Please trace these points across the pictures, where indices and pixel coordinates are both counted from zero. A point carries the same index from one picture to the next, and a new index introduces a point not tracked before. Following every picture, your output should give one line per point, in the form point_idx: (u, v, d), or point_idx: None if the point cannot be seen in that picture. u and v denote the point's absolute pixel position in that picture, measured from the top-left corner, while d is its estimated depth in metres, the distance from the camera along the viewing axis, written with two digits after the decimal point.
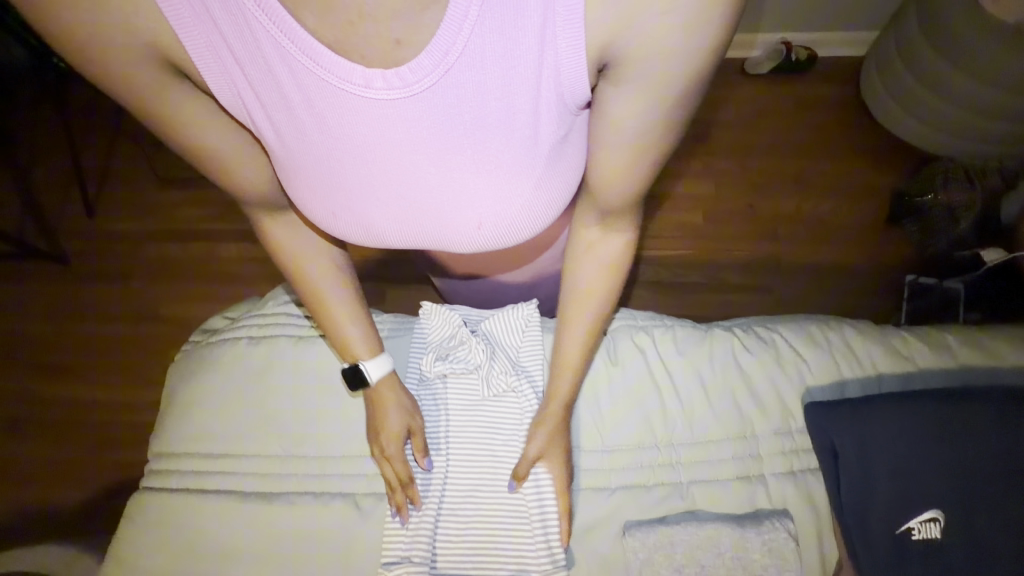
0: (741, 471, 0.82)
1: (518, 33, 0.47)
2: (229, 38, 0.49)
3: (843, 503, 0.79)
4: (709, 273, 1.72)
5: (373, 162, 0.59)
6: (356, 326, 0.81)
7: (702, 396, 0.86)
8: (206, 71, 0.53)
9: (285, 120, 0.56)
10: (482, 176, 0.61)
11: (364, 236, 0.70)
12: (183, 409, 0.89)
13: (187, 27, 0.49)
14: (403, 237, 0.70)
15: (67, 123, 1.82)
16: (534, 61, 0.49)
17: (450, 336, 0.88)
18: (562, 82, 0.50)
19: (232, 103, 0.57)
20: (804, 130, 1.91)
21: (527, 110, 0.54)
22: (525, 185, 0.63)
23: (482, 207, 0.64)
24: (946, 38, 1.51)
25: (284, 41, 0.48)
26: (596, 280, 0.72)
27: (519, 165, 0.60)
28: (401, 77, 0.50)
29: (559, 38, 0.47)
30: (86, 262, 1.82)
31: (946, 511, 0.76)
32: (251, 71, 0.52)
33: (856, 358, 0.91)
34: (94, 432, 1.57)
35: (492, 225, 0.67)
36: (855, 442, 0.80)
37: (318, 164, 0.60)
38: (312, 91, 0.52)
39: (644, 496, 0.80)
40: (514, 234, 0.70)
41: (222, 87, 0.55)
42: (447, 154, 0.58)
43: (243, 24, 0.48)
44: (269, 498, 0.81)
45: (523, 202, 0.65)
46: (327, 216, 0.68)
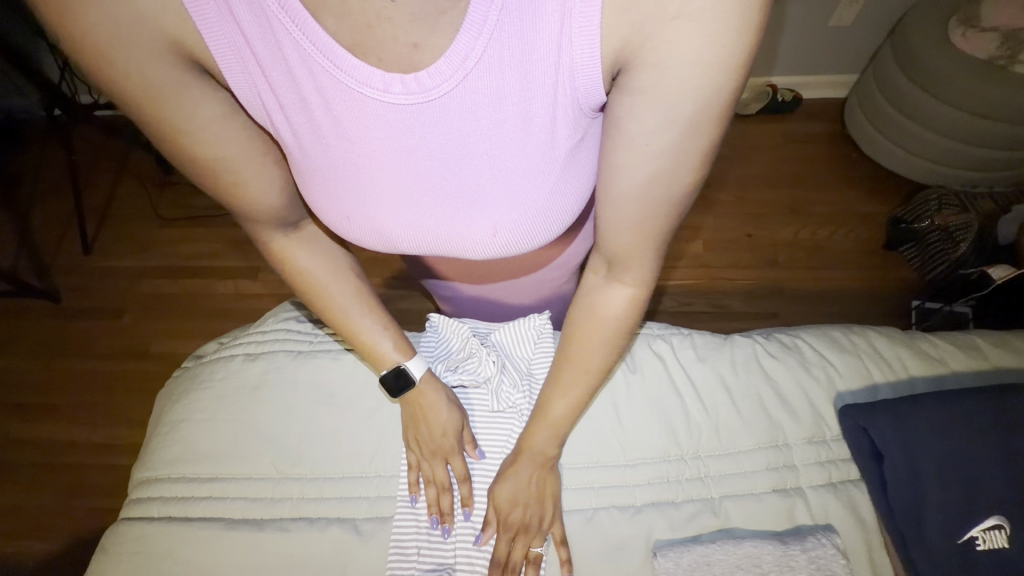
0: (777, 483, 0.76)
1: (536, 33, 0.45)
2: (253, 41, 0.49)
3: (894, 507, 0.73)
4: (710, 298, 1.74)
5: (388, 167, 0.58)
6: (378, 330, 0.78)
7: (726, 402, 0.81)
8: (229, 71, 0.52)
9: (303, 122, 0.55)
10: (501, 181, 0.58)
11: (376, 241, 0.68)
12: (175, 430, 0.85)
13: (211, 27, 0.48)
14: (415, 244, 0.68)
15: (71, 167, 1.87)
16: (554, 62, 0.47)
17: (461, 351, 0.85)
18: (576, 87, 0.48)
19: (252, 104, 0.56)
20: (795, 161, 1.99)
21: (543, 115, 0.51)
22: (540, 190, 0.60)
23: (498, 212, 0.62)
24: (926, 77, 1.61)
25: (305, 43, 0.47)
26: (599, 335, 0.66)
27: (538, 168, 0.57)
28: (419, 82, 0.49)
29: (575, 43, 0.45)
30: (79, 299, 1.83)
31: (1010, 517, 0.69)
32: (273, 72, 0.51)
33: (886, 361, 0.86)
34: (79, 473, 1.56)
35: (507, 232, 0.64)
36: (900, 444, 0.74)
37: (333, 169, 0.59)
38: (330, 93, 0.51)
39: (672, 510, 0.74)
40: (529, 242, 0.67)
41: (242, 85, 0.53)
42: (464, 159, 0.56)
43: (267, 25, 0.47)
44: (261, 524, 0.76)
45: (539, 208, 0.62)
46: (340, 220, 0.66)
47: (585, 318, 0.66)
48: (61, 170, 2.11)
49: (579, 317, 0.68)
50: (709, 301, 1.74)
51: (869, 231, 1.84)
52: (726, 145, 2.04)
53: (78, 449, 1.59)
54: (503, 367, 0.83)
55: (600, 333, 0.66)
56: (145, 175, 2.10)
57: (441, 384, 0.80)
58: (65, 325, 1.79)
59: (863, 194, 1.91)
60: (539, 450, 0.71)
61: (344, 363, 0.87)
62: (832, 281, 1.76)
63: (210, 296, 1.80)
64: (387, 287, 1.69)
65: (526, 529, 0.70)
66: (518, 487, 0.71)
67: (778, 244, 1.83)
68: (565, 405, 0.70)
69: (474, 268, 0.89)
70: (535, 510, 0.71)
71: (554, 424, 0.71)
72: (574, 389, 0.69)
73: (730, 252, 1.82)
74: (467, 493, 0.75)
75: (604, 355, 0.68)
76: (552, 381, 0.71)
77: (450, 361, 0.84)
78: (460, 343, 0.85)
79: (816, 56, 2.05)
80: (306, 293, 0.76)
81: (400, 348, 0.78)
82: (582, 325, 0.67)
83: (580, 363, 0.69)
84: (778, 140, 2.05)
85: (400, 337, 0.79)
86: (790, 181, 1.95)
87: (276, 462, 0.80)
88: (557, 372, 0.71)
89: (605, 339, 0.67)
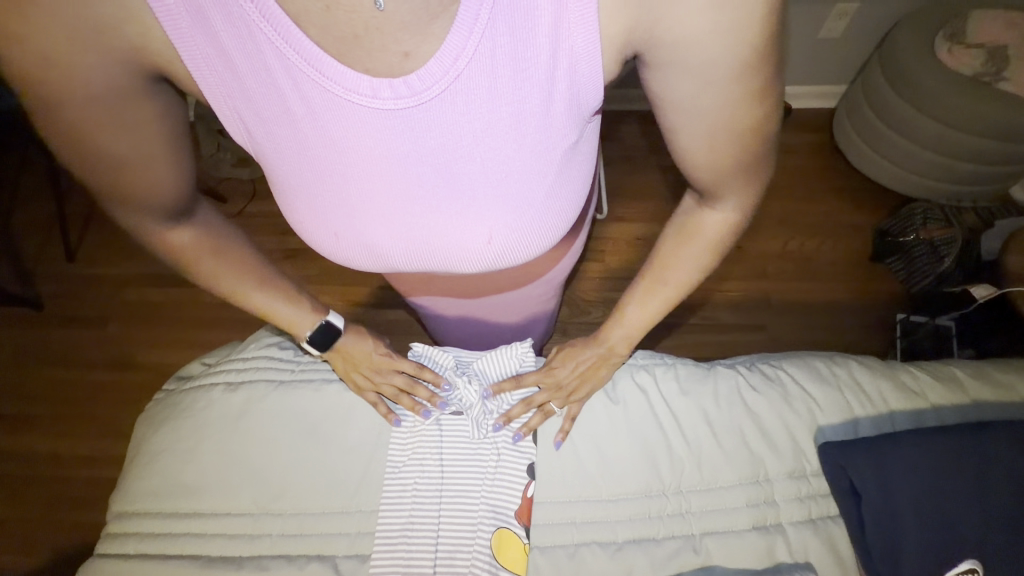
0: (757, 520, 0.76)
1: (530, 34, 0.45)
2: (232, 53, 0.47)
3: (869, 544, 0.73)
4: (699, 310, 1.75)
5: (378, 176, 0.57)
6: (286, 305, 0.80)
7: (708, 436, 0.81)
8: (205, 83, 0.50)
9: (287, 135, 0.54)
10: (495, 188, 0.58)
11: (368, 257, 0.68)
12: (153, 461, 0.83)
13: (185, 39, 0.47)
14: (407, 256, 0.68)
15: (54, 171, 1.84)
16: (548, 66, 0.47)
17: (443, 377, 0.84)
18: (575, 74, 0.48)
19: (227, 118, 0.54)
20: (783, 172, 2.00)
21: (537, 114, 0.51)
22: (538, 192, 0.60)
23: (494, 220, 0.62)
24: (912, 90, 1.63)
25: (289, 52, 0.46)
26: (688, 255, 0.68)
27: (533, 170, 0.57)
28: (409, 86, 0.48)
29: (574, 30, 0.44)
30: (62, 306, 1.81)
31: (983, 561, 0.70)
32: (252, 84, 0.49)
33: (866, 394, 0.86)
34: (60, 485, 1.54)
35: (503, 239, 0.65)
36: (877, 482, 0.75)
37: (318, 180, 0.58)
38: (316, 102, 0.50)
39: (653, 547, 0.74)
40: (526, 249, 0.68)
41: (220, 101, 0.52)
42: (457, 164, 0.56)
43: (247, 37, 0.45)
44: (239, 563, 0.75)
45: (534, 212, 0.63)
46: (330, 238, 0.66)
47: (676, 238, 0.68)
48: (44, 173, 2.08)
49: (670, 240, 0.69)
50: (698, 313, 1.74)
51: (855, 244, 1.86)
52: None
53: (62, 462, 1.57)
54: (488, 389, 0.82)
55: (691, 255, 0.68)
56: None
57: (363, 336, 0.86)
58: (48, 334, 1.77)
59: (850, 206, 1.92)
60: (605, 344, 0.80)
61: (327, 394, 0.87)
62: (818, 293, 1.77)
63: (198, 305, 1.78)
64: (375, 296, 1.68)
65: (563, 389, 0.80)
66: (578, 354, 0.81)
67: (767, 256, 1.84)
68: (638, 312, 0.76)
69: (459, 285, 0.89)
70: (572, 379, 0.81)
71: (629, 326, 0.77)
72: (651, 299, 0.74)
73: (720, 263, 1.83)
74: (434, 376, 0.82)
75: (689, 274, 0.70)
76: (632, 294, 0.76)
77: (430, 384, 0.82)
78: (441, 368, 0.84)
79: (804, 67, 2.07)
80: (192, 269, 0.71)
81: (310, 315, 0.82)
82: (671, 249, 0.69)
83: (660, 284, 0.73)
84: None
85: (302, 305, 0.82)
86: (780, 192, 1.96)
87: (256, 496, 0.79)
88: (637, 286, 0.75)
89: (692, 263, 0.69)
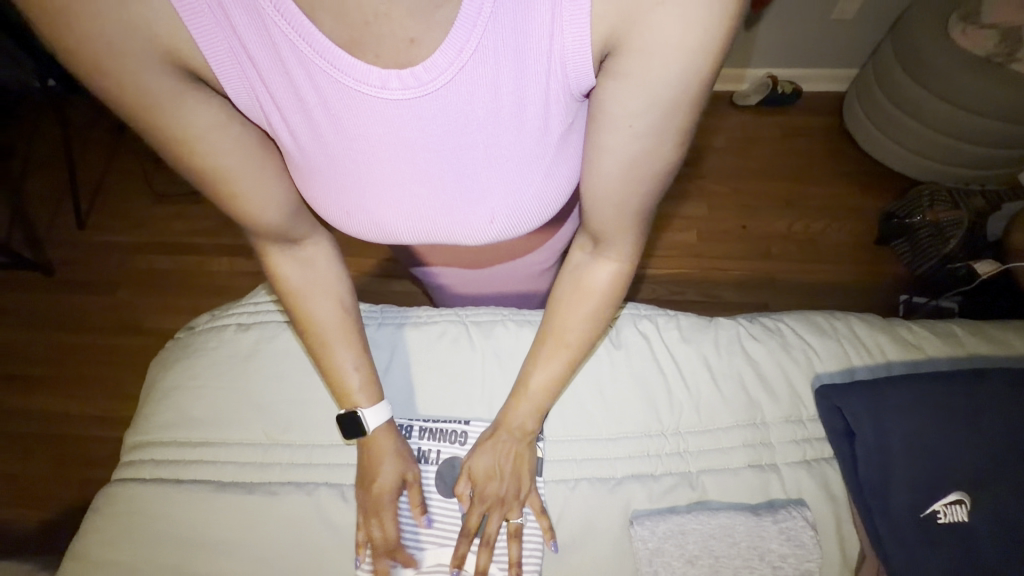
0: (752, 459, 0.78)
1: (531, 27, 0.45)
2: (250, 45, 0.48)
3: (861, 482, 0.75)
4: (705, 288, 1.76)
5: (387, 163, 0.56)
6: (351, 362, 0.77)
7: (708, 381, 0.83)
8: (225, 78, 0.51)
9: (300, 121, 0.53)
10: (496, 169, 0.57)
11: (377, 234, 0.66)
12: (168, 396, 0.86)
13: (207, 35, 0.47)
14: (417, 236, 0.66)
15: (66, 139, 1.86)
16: (546, 50, 0.46)
17: (439, 472, 0.81)
18: (569, 72, 0.48)
19: (249, 107, 0.54)
20: (792, 154, 2.00)
21: (537, 102, 0.51)
22: (536, 173, 0.58)
23: (495, 200, 0.60)
24: (924, 74, 1.62)
25: (301, 44, 0.46)
26: (584, 308, 0.68)
27: (532, 154, 0.56)
28: (416, 77, 0.48)
29: (565, 32, 0.45)
30: (71, 272, 1.83)
31: (970, 491, 0.73)
32: (269, 74, 0.49)
33: (864, 346, 0.88)
34: (68, 445, 1.55)
35: (505, 219, 0.63)
36: (876, 433, 0.76)
37: (330, 165, 0.57)
38: (328, 93, 0.50)
39: (651, 483, 0.77)
40: (527, 226, 0.66)
41: (239, 91, 0.52)
42: (461, 151, 0.55)
43: (264, 28, 0.46)
44: (252, 486, 0.79)
45: (533, 192, 0.60)
46: (340, 216, 0.64)
47: (572, 292, 0.68)
48: (56, 143, 2.10)
49: (566, 292, 0.69)
50: (703, 290, 1.75)
51: (862, 226, 1.86)
52: (723, 137, 2.05)
53: (70, 420, 1.59)
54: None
55: (585, 307, 0.68)
56: (139, 150, 2.09)
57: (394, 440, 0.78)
58: (58, 298, 1.79)
59: (859, 190, 1.92)
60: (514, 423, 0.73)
61: None
62: (825, 273, 1.77)
63: (206, 273, 1.81)
64: (381, 265, 1.69)
65: (500, 503, 0.72)
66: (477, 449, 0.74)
67: (773, 237, 1.84)
68: (544, 376, 0.72)
69: (466, 255, 0.87)
70: (487, 457, 0.73)
71: (532, 399, 0.73)
72: (556, 358, 0.71)
73: (723, 243, 1.83)
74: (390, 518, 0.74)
75: (585, 327, 0.70)
76: (534, 356, 0.73)
77: (430, 469, 0.81)
78: (428, 445, 0.82)
79: (816, 49, 2.05)
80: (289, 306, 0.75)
81: (368, 390, 0.77)
82: (567, 304, 0.69)
83: (571, 328, 0.70)
84: (775, 132, 2.06)
85: (370, 377, 0.78)
86: (787, 175, 1.96)
87: (267, 428, 0.83)
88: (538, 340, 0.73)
89: (591, 312, 0.68)
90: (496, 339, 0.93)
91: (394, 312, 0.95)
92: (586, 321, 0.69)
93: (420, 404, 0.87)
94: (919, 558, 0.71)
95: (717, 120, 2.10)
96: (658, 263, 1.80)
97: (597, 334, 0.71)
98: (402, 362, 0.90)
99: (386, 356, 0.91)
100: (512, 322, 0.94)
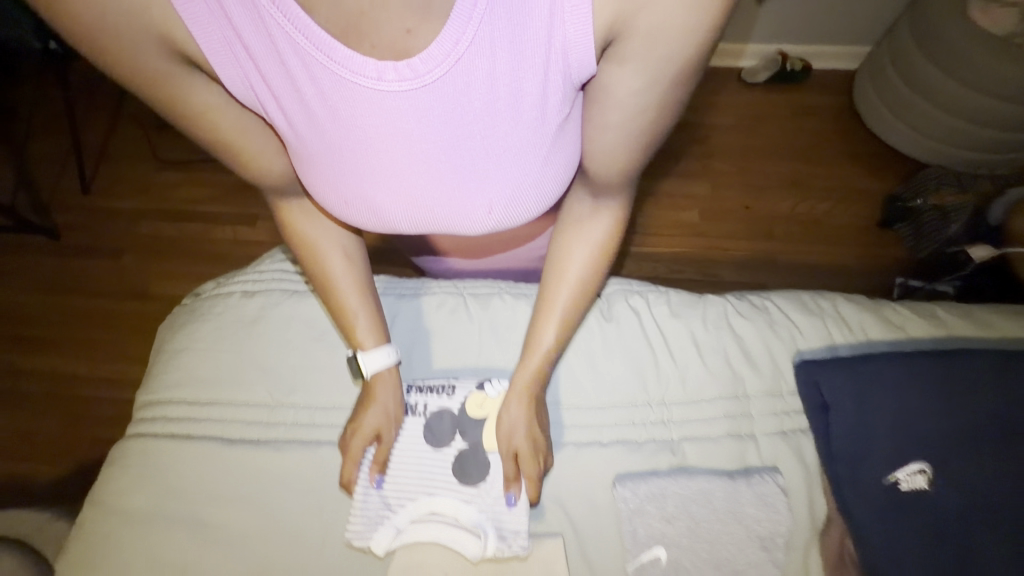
0: (733, 429, 0.82)
1: (528, 17, 0.46)
2: (245, 35, 0.50)
3: (831, 449, 0.80)
4: (703, 267, 1.78)
5: (385, 154, 0.58)
6: (362, 312, 0.80)
7: (694, 355, 0.87)
8: (220, 68, 0.53)
9: (297, 111, 0.55)
10: (494, 159, 0.59)
11: (375, 224, 0.68)
12: (177, 357, 0.90)
13: (202, 25, 0.50)
14: (414, 226, 0.68)
15: (69, 105, 1.86)
16: (544, 41, 0.48)
17: (428, 424, 0.81)
18: (571, 61, 0.49)
19: (245, 96, 0.57)
20: (797, 134, 1.99)
21: (535, 92, 0.52)
22: (534, 162, 0.60)
23: (493, 190, 0.62)
24: (938, 52, 1.60)
25: (298, 37, 0.48)
26: (584, 259, 0.72)
27: (529, 145, 0.58)
28: (412, 69, 0.50)
29: (568, 22, 0.46)
30: (77, 236, 1.86)
31: (934, 463, 0.77)
32: (266, 64, 0.52)
33: (847, 325, 0.91)
34: (77, 405, 1.61)
35: (502, 209, 0.65)
36: (851, 400, 0.81)
37: (329, 155, 0.59)
38: (325, 84, 0.52)
39: (635, 449, 0.81)
40: (524, 215, 0.68)
41: (235, 80, 0.55)
42: (458, 143, 0.57)
43: (259, 19, 0.48)
44: (258, 443, 0.83)
45: (531, 181, 0.62)
46: (339, 204, 0.66)
47: (573, 241, 0.72)
48: (60, 107, 2.11)
49: (566, 243, 0.73)
50: (700, 268, 1.77)
51: (863, 209, 1.86)
52: (728, 115, 2.05)
53: (80, 381, 1.64)
54: (479, 419, 0.81)
55: (586, 257, 0.72)
56: (141, 117, 2.10)
57: (381, 400, 0.79)
58: (64, 262, 1.83)
59: (864, 172, 1.91)
60: (530, 376, 0.76)
61: None
62: (823, 255, 1.79)
63: (210, 241, 1.83)
64: (385, 237, 1.71)
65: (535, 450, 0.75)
66: (511, 409, 0.76)
67: (773, 218, 1.85)
68: (555, 334, 0.75)
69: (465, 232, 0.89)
70: (520, 412, 0.76)
71: (542, 354, 0.76)
72: (562, 313, 0.74)
73: (723, 222, 1.84)
74: (352, 469, 0.77)
75: (586, 275, 0.73)
76: (541, 316, 0.75)
77: (419, 421, 0.81)
78: (417, 399, 0.83)
79: (827, 26, 2.02)
80: (304, 257, 0.78)
81: (374, 333, 0.81)
82: (570, 254, 0.72)
83: (573, 275, 0.73)
84: (782, 111, 2.05)
85: (379, 325, 0.82)
86: (790, 155, 1.96)
87: (273, 389, 0.87)
88: (539, 303, 0.76)
89: (590, 257, 0.72)
90: (493, 310, 0.96)
91: (394, 284, 0.99)
92: (587, 272, 0.73)
93: (417, 368, 0.91)
94: (881, 522, 0.75)
95: (724, 97, 2.08)
96: (657, 241, 1.81)
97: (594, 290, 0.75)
98: (404, 329, 0.94)
99: (386, 323, 0.94)
100: (508, 294, 0.97)
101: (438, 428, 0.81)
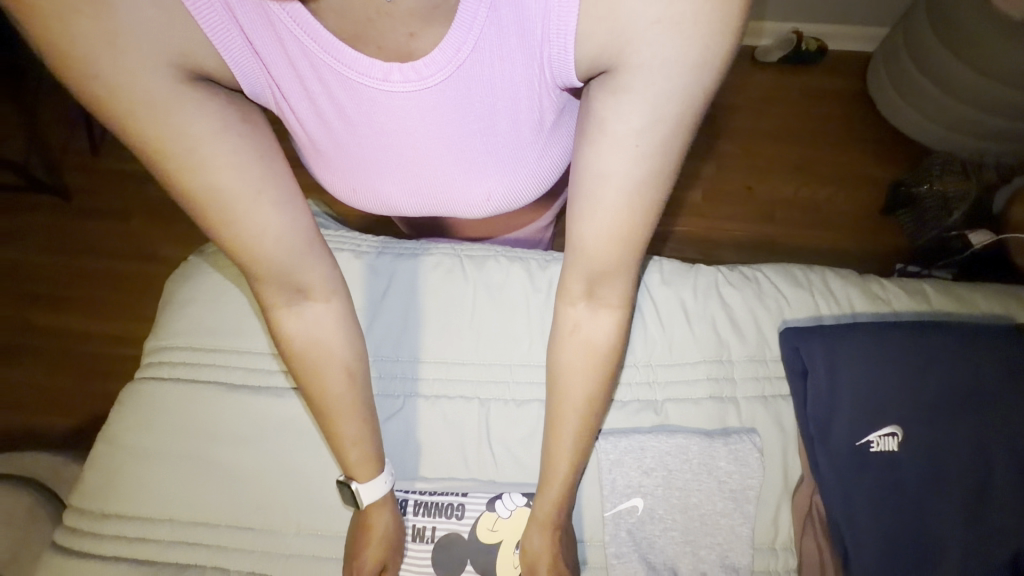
0: (715, 392, 0.85)
1: (520, 33, 0.46)
2: (257, 41, 0.49)
3: (808, 415, 0.82)
4: (704, 247, 1.79)
5: (392, 145, 0.59)
6: (355, 427, 0.74)
7: (682, 321, 0.89)
8: (243, 77, 0.53)
9: (306, 108, 0.56)
10: (492, 154, 0.60)
11: (380, 206, 0.70)
12: (182, 307, 0.94)
13: (222, 35, 0.48)
14: (419, 208, 0.70)
15: None
16: (533, 55, 0.48)
17: (438, 548, 0.82)
18: (554, 73, 0.49)
19: (263, 100, 0.57)
20: (807, 117, 1.98)
21: (528, 97, 0.53)
22: (530, 152, 0.62)
23: (492, 181, 0.64)
24: (954, 39, 1.58)
25: (306, 39, 0.48)
26: (588, 371, 0.66)
27: (525, 140, 0.59)
28: (417, 71, 0.50)
29: (551, 42, 0.46)
30: (86, 196, 1.89)
31: (904, 428, 0.80)
32: (277, 67, 0.51)
33: (834, 296, 0.93)
34: (87, 359, 1.66)
35: (501, 196, 0.67)
36: (828, 373, 0.82)
37: (336, 147, 0.60)
38: (332, 83, 0.52)
39: (620, 408, 0.84)
40: (522, 198, 0.70)
41: (257, 86, 0.54)
42: (464, 137, 0.57)
43: (269, 23, 0.48)
44: (257, 390, 0.87)
45: (529, 167, 0.64)
46: (348, 191, 0.68)
47: (575, 354, 0.66)
48: None
49: (567, 359, 0.67)
50: (701, 249, 1.78)
51: (869, 196, 1.85)
52: (739, 95, 2.02)
53: (88, 337, 1.69)
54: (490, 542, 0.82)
55: (589, 368, 0.66)
56: None
57: (383, 537, 0.77)
58: (73, 221, 1.86)
59: (873, 158, 1.90)
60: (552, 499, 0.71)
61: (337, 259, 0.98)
62: (824, 240, 1.79)
63: None
64: None
65: None
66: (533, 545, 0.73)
67: (777, 201, 1.85)
68: (570, 450, 0.70)
69: None
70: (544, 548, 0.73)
71: (558, 480, 0.71)
72: (569, 434, 0.69)
73: (726, 203, 1.85)
74: None
75: (591, 390, 0.68)
76: (551, 439, 0.70)
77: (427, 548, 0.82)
78: (423, 522, 0.83)
79: (845, 6, 1.99)
80: (299, 369, 0.72)
81: (370, 461, 0.75)
82: (572, 371, 0.67)
83: (573, 397, 0.68)
84: (793, 93, 2.02)
85: (373, 450, 0.76)
86: (798, 138, 1.94)
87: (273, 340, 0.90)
88: (548, 425, 0.71)
89: (589, 374, 0.66)
90: (488, 272, 0.98)
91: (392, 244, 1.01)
92: (594, 386, 0.68)
93: (411, 328, 0.94)
94: (846, 479, 0.79)
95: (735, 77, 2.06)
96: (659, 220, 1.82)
97: (602, 397, 0.69)
98: (400, 287, 0.97)
99: (384, 283, 0.97)
100: (503, 258, 1.00)
101: (448, 557, 0.81)
